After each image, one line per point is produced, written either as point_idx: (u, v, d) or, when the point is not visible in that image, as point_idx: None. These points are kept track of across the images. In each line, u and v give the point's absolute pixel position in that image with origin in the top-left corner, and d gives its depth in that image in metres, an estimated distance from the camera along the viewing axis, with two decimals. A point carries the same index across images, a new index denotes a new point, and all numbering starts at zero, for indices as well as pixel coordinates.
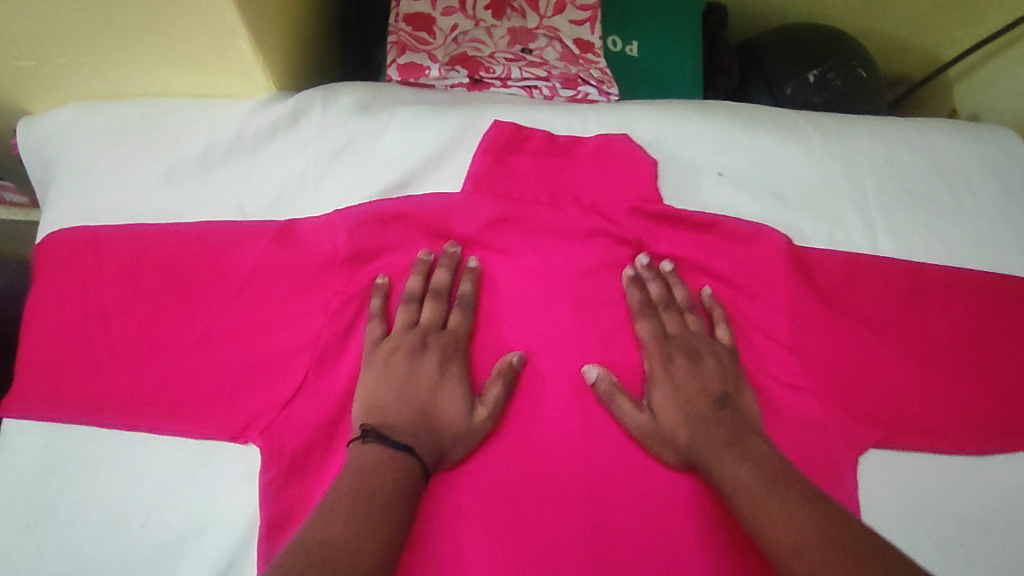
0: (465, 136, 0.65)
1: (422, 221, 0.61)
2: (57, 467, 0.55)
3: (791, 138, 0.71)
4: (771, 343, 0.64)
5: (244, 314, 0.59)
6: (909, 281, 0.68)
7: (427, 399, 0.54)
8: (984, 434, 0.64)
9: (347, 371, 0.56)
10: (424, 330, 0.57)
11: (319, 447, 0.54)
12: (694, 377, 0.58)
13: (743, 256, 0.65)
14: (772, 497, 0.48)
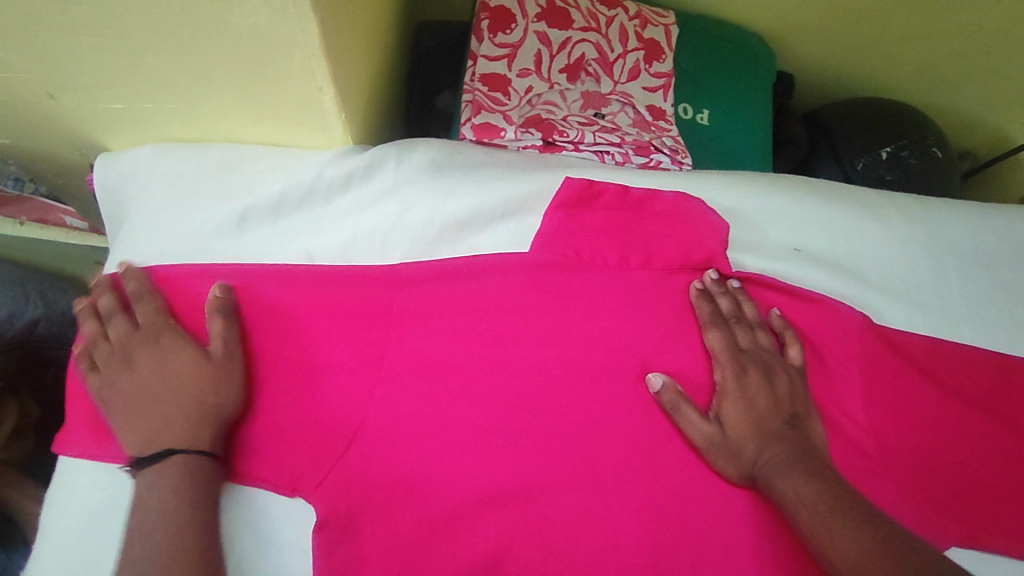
0: (539, 197, 0.63)
1: (489, 280, 0.59)
2: (109, 515, 0.52)
3: (871, 217, 0.67)
4: (855, 429, 0.58)
5: (301, 363, 0.56)
6: (1000, 373, 0.63)
7: (139, 393, 0.52)
8: None
9: (405, 430, 0.54)
10: (122, 343, 0.54)
11: (374, 506, 0.52)
12: (765, 394, 0.55)
13: (822, 332, 0.61)
14: (842, 524, 0.46)
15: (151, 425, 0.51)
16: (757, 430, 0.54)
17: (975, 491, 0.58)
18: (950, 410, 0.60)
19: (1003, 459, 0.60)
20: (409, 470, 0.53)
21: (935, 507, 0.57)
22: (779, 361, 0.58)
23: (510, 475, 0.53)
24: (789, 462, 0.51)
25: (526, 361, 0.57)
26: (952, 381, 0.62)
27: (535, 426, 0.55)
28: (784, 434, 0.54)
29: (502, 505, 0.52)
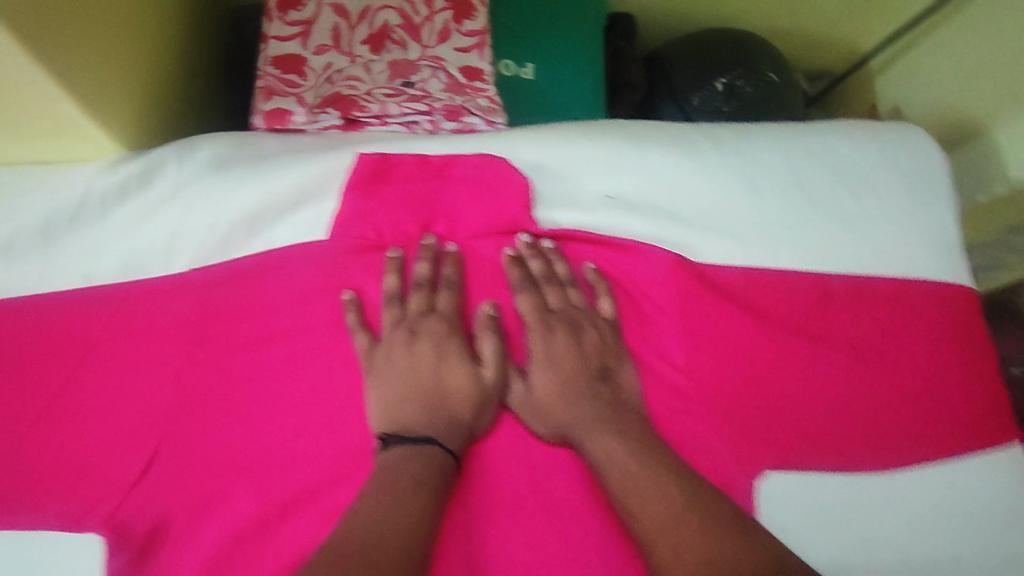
0: (331, 180, 0.60)
1: (284, 274, 0.57)
2: None
3: (684, 154, 0.67)
4: (666, 370, 0.60)
5: (89, 390, 0.54)
6: (816, 291, 0.65)
7: (434, 381, 0.54)
8: (887, 449, 0.61)
9: (206, 441, 0.53)
10: (412, 322, 0.56)
11: (173, 525, 0.51)
12: (572, 352, 0.57)
13: (632, 278, 0.62)
14: (654, 496, 0.48)
15: (392, 410, 0.53)
16: (572, 400, 0.55)
17: (787, 413, 0.61)
18: (764, 337, 0.62)
19: (820, 376, 0.62)
20: (217, 480, 0.52)
21: (746, 434, 0.59)
22: (587, 317, 0.59)
23: (317, 472, 0.53)
24: (599, 425, 0.53)
25: (330, 351, 0.56)
26: (770, 307, 0.64)
27: (341, 417, 0.54)
28: (597, 398, 0.55)
29: (309, 502, 0.52)
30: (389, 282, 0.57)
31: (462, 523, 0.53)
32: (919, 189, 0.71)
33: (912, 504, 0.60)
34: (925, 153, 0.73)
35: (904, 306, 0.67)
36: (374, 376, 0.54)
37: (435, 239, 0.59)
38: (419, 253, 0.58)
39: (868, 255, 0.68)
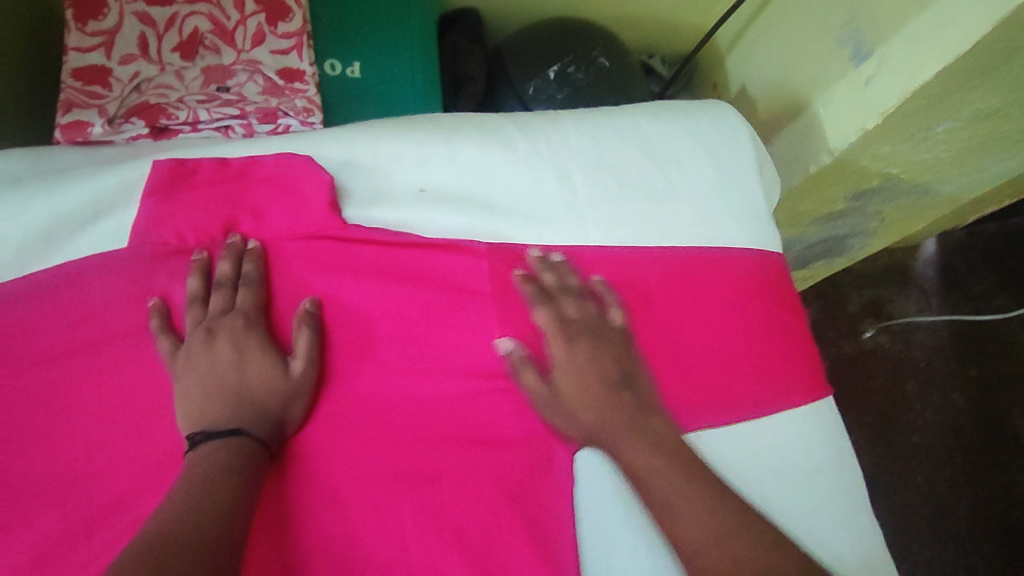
0: (129, 190, 0.60)
1: (81, 287, 0.58)
2: None
3: (494, 144, 0.68)
4: (478, 352, 0.61)
5: None
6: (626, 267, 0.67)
7: (235, 377, 0.54)
8: (702, 407, 0.64)
9: (5, 460, 0.53)
10: (211, 320, 0.56)
11: None
12: (591, 363, 0.59)
13: (443, 266, 0.63)
14: (710, 474, 0.54)
15: (200, 409, 0.53)
16: (598, 399, 0.58)
17: None
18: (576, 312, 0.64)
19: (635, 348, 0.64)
20: (11, 498, 0.52)
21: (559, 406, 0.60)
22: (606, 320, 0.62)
23: (118, 481, 0.53)
24: (631, 433, 0.57)
25: (129, 361, 0.56)
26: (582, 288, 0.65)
27: (143, 427, 0.55)
28: (623, 404, 0.58)
29: (109, 512, 0.52)
30: (224, 269, 0.58)
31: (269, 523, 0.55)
32: (728, 162, 0.73)
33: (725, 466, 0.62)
34: (737, 129, 0.75)
35: (720, 273, 0.69)
36: (180, 378, 0.54)
37: (239, 237, 0.60)
38: (223, 251, 0.59)
39: (678, 228, 0.70)
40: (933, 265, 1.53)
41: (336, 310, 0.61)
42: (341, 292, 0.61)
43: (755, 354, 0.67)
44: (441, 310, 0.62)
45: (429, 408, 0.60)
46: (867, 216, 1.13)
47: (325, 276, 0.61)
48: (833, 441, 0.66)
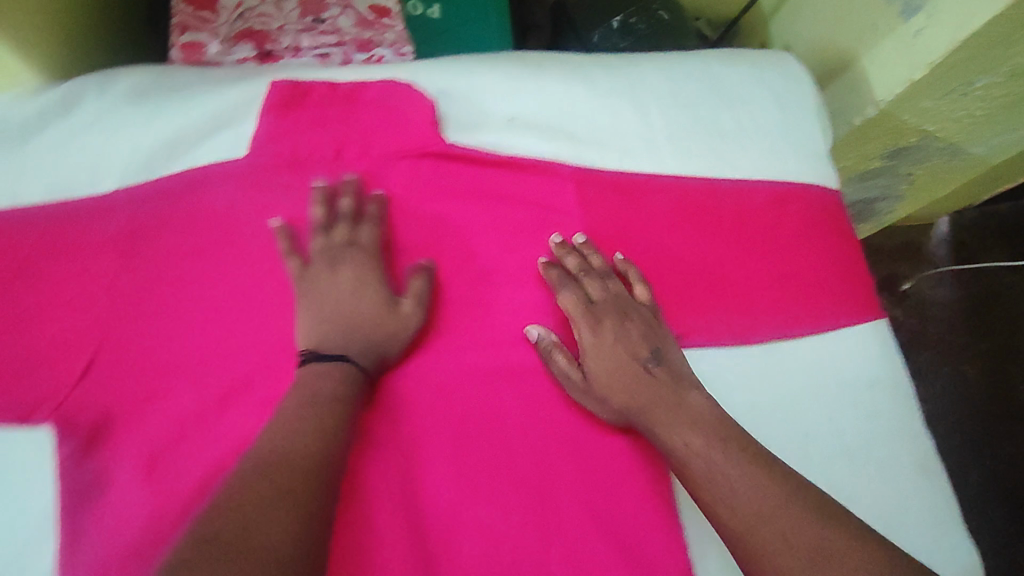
0: (249, 107, 0.65)
1: (206, 190, 0.62)
2: None
3: (576, 79, 0.73)
4: (566, 264, 0.66)
5: (24, 300, 0.57)
6: (702, 193, 0.71)
7: (349, 305, 0.58)
8: (773, 318, 0.68)
9: (144, 342, 0.58)
10: (333, 250, 0.60)
11: (119, 414, 0.56)
12: (619, 342, 0.61)
13: (534, 187, 0.68)
14: (729, 458, 0.54)
15: (317, 331, 0.57)
16: (626, 381, 0.59)
17: (677, 296, 0.68)
18: (653, 232, 0.69)
19: (705, 266, 0.69)
20: (153, 374, 0.57)
21: None
22: (624, 298, 0.63)
23: (252, 363, 0.58)
24: (678, 419, 0.57)
25: (254, 257, 0.61)
26: (659, 212, 0.70)
27: (269, 316, 0.60)
28: (657, 386, 0.59)
29: (244, 390, 0.57)
30: (346, 204, 0.62)
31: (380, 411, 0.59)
32: (791, 104, 0.77)
33: (791, 370, 0.67)
34: (798, 75, 0.80)
35: (790, 203, 0.72)
36: (302, 300, 0.58)
37: (358, 178, 0.64)
38: (342, 186, 0.63)
39: (750, 163, 0.73)
40: (945, 245, 1.51)
41: (437, 223, 0.65)
42: (443, 207, 0.66)
43: (821, 280, 0.71)
44: (531, 227, 0.67)
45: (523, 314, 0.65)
46: (897, 178, 1.17)
47: (428, 190, 0.66)
48: (891, 356, 0.70)
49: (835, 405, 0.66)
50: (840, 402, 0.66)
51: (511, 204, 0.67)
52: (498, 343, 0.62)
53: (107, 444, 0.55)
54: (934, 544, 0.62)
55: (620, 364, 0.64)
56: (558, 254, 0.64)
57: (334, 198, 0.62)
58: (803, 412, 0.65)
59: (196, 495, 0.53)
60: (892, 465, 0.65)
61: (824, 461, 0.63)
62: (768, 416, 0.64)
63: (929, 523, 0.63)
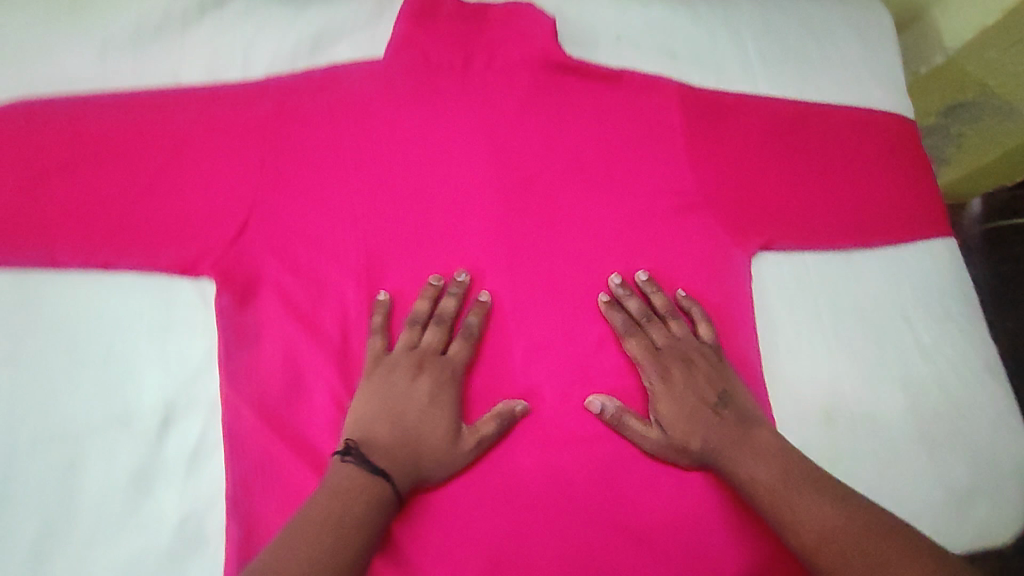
0: (383, 15, 0.71)
1: (346, 85, 0.67)
2: (23, 310, 0.56)
3: (679, 7, 0.78)
4: (668, 173, 0.71)
5: (184, 168, 0.62)
6: (793, 114, 0.75)
7: (419, 421, 0.56)
8: (860, 230, 0.72)
9: (290, 215, 0.63)
10: (423, 355, 0.59)
11: (269, 276, 0.61)
12: (688, 387, 0.60)
13: (640, 100, 0.73)
14: (804, 496, 0.54)
15: (374, 418, 0.55)
16: (697, 429, 0.59)
17: (772, 207, 0.72)
18: (748, 148, 0.73)
19: (798, 182, 0.73)
20: (299, 243, 0.62)
21: (737, 221, 0.70)
22: (687, 342, 0.63)
23: (388, 240, 0.64)
24: (745, 450, 0.57)
25: (389, 149, 0.67)
26: (754, 130, 0.74)
27: (401, 202, 0.65)
28: (725, 425, 0.59)
29: (380, 263, 0.63)
30: (448, 306, 0.61)
31: (503, 287, 0.64)
32: (875, 41, 0.82)
33: (872, 279, 0.70)
34: (881, 16, 0.84)
35: (876, 128, 0.76)
36: (370, 385, 0.57)
37: (469, 277, 0.63)
38: (452, 287, 0.62)
39: (835, 89, 0.78)
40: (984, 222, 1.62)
41: (552, 126, 0.70)
42: (557, 113, 0.71)
43: (907, 198, 0.74)
44: (638, 136, 0.72)
45: (629, 213, 0.69)
46: None
47: (544, 97, 0.71)
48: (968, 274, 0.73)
49: (914, 299, 0.70)
50: (917, 296, 0.70)
51: (618, 114, 0.72)
52: (607, 234, 0.68)
53: (260, 299, 0.60)
54: (1000, 436, 0.67)
55: (717, 262, 0.69)
56: (619, 297, 0.64)
57: (440, 295, 0.62)
58: (883, 304, 0.70)
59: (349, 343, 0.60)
60: (970, 363, 0.68)
61: (902, 348, 0.68)
62: (851, 316, 0.69)
63: (993, 422, 0.67)
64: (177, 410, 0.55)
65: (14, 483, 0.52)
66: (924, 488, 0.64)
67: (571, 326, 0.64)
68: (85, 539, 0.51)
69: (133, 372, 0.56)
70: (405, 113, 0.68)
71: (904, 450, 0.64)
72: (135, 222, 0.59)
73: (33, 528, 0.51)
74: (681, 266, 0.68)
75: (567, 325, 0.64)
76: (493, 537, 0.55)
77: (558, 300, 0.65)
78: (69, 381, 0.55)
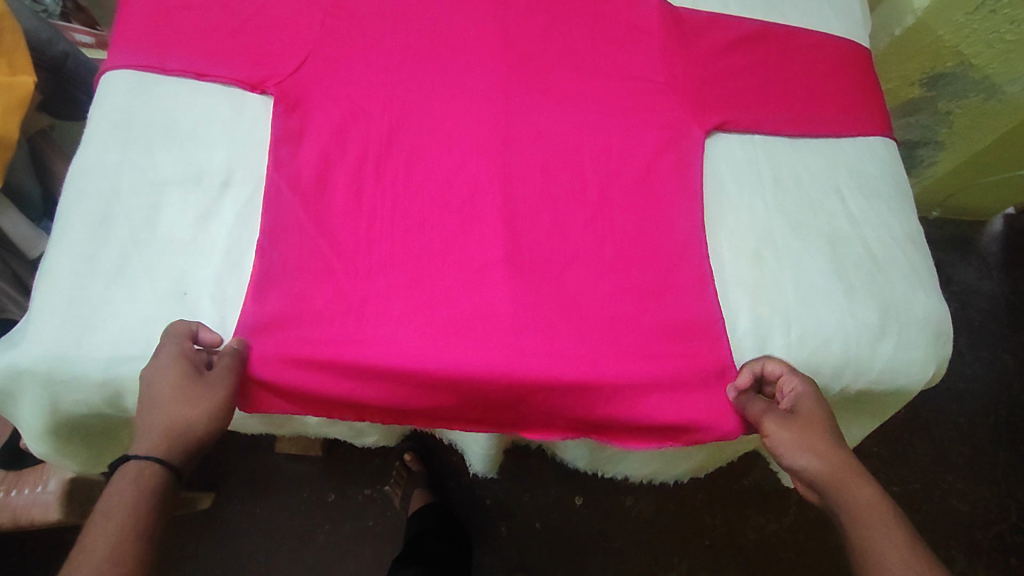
0: None
1: None
2: (137, 96, 0.74)
3: None
4: (645, 65, 0.85)
5: (262, 21, 0.79)
6: (756, 31, 0.89)
7: (167, 409, 0.61)
8: (807, 122, 0.84)
9: (333, 58, 0.78)
10: (157, 365, 0.61)
11: (311, 100, 0.76)
12: (828, 416, 0.67)
13: (625, 11, 0.87)
14: (892, 518, 0.59)
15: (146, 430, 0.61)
16: (829, 440, 0.65)
17: (733, 98, 0.83)
18: (717, 54, 0.86)
19: (757, 83, 0.85)
20: (337, 78, 0.78)
21: (701, 105, 0.82)
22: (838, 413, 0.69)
23: (406, 87, 0.79)
24: (859, 476, 0.63)
25: (417, 23, 0.83)
26: (722, 38, 0.87)
27: (422, 62, 0.81)
28: (847, 453, 0.64)
29: (400, 104, 0.78)
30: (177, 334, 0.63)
31: (494, 131, 0.78)
32: None
33: (808, 164, 0.82)
34: None
35: (827, 50, 0.90)
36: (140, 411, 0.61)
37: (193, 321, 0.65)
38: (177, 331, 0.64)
39: (797, 19, 0.91)
40: (997, 241, 1.69)
41: (550, 21, 0.85)
42: (557, 13, 0.86)
43: (849, 105, 0.86)
44: (621, 36, 0.86)
45: (606, 92, 0.83)
46: (938, 116, 1.29)
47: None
48: (897, 170, 0.85)
49: (848, 178, 0.82)
50: (852, 176, 0.82)
51: (606, 18, 0.87)
52: (586, 106, 0.82)
53: (304, 114, 0.76)
54: (914, 292, 0.77)
55: (682, 133, 0.80)
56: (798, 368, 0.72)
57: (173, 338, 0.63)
58: (821, 178, 0.82)
59: (366, 156, 0.76)
60: (889, 236, 0.80)
61: (833, 214, 0.80)
62: (787, 190, 0.81)
63: (908, 279, 0.78)
64: (235, 176, 0.73)
65: (113, 206, 0.69)
66: (837, 323, 0.74)
67: (546, 167, 0.78)
68: (157, 252, 0.68)
69: (209, 148, 0.74)
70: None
71: (821, 298, 0.75)
72: (224, 48, 0.77)
73: (122, 237, 0.68)
74: (648, 133, 0.81)
75: (544, 164, 0.78)
76: (464, 309, 0.70)
77: (537, 147, 0.79)
78: (164, 147, 0.73)
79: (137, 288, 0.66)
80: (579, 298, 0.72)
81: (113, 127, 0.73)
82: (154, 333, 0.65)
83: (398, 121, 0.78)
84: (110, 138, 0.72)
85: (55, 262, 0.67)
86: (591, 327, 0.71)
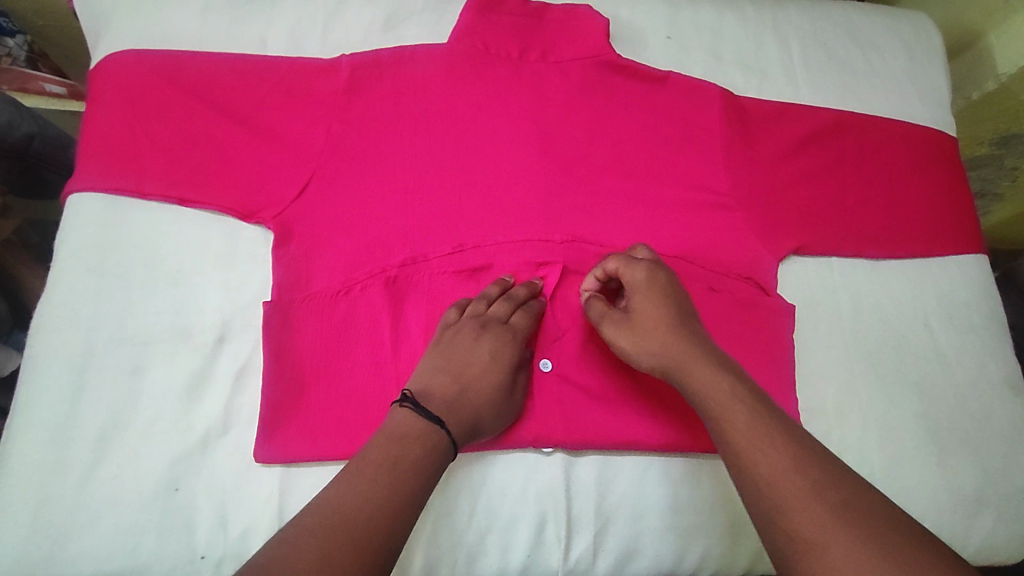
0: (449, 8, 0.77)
1: (407, 66, 0.71)
2: (114, 229, 0.63)
3: (728, 10, 0.82)
4: (709, 169, 0.72)
5: (256, 128, 0.67)
6: (835, 122, 0.76)
7: (490, 381, 0.57)
8: (893, 242, 0.73)
9: (342, 178, 0.66)
10: (487, 319, 0.60)
11: (313, 232, 0.64)
12: (639, 308, 0.57)
13: (682, 102, 0.75)
14: (749, 440, 0.46)
15: (455, 395, 0.55)
16: (654, 328, 0.56)
17: (811, 209, 0.72)
18: (791, 152, 0.74)
19: (836, 190, 0.74)
20: (348, 203, 0.65)
21: (777, 221, 0.71)
22: (673, 285, 0.59)
23: (432, 207, 0.67)
24: (696, 363, 0.52)
25: (444, 125, 0.70)
26: (794, 133, 0.75)
27: (449, 176, 0.69)
28: (683, 334, 0.55)
29: (421, 232, 0.66)
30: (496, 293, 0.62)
31: (536, 262, 0.65)
32: (920, 56, 0.85)
33: (894, 292, 0.72)
34: (930, 35, 0.86)
35: (915, 143, 0.78)
36: (438, 365, 0.57)
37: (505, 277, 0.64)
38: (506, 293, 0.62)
39: (875, 102, 0.80)
40: None
41: (597, 120, 0.73)
42: (604, 108, 0.73)
43: (937, 216, 0.76)
44: (679, 134, 0.74)
45: (663, 204, 0.71)
46: (1004, 171, 1.13)
47: (589, 90, 0.73)
48: (989, 296, 0.75)
49: (937, 308, 0.73)
50: (942, 308, 0.73)
51: (661, 112, 0.74)
52: (641, 225, 0.70)
53: (307, 256, 0.64)
54: (1014, 452, 0.68)
55: (751, 260, 0.69)
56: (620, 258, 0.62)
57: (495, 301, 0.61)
58: (906, 309, 0.72)
59: (387, 316, 0.62)
60: (986, 379, 0.71)
61: (922, 353, 0.70)
62: (872, 324, 0.71)
63: (1008, 434, 0.69)
64: (232, 329, 0.63)
65: (90, 375, 0.59)
66: (933, 494, 0.65)
67: None
68: (143, 433, 0.58)
69: (200, 295, 0.63)
70: (460, 92, 0.71)
71: (916, 460, 0.66)
72: (212, 167, 0.65)
73: (98, 419, 0.58)
74: (716, 258, 0.68)
75: None
76: (505, 484, 0.60)
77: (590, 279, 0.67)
78: (147, 294, 0.62)
79: (117, 484, 0.56)
80: (633, 473, 0.62)
81: (87, 272, 0.62)
82: (144, 541, 0.55)
83: (425, 245, 0.65)
84: (82, 285, 0.62)
85: (20, 451, 0.56)
86: (652, 504, 0.61)
